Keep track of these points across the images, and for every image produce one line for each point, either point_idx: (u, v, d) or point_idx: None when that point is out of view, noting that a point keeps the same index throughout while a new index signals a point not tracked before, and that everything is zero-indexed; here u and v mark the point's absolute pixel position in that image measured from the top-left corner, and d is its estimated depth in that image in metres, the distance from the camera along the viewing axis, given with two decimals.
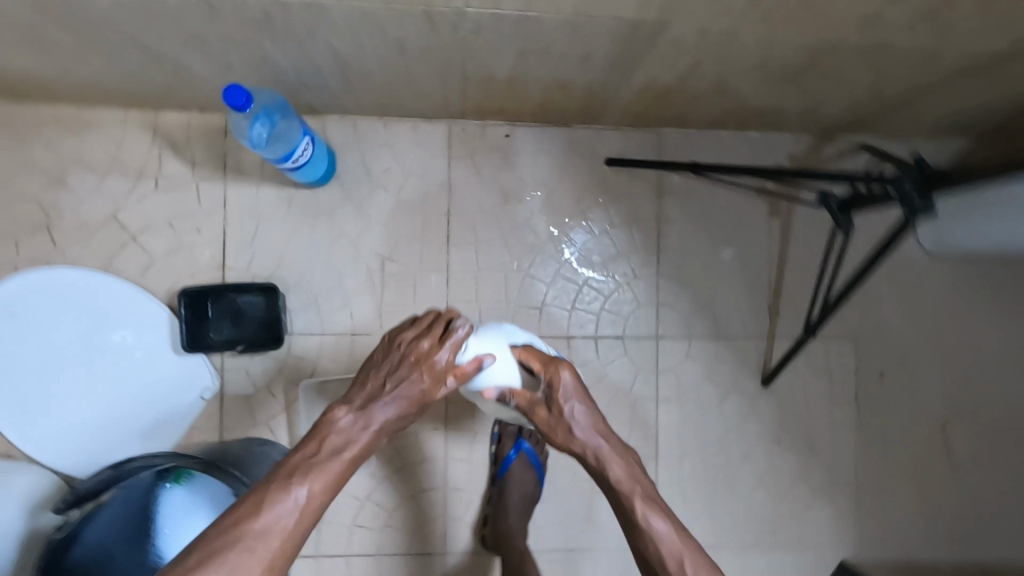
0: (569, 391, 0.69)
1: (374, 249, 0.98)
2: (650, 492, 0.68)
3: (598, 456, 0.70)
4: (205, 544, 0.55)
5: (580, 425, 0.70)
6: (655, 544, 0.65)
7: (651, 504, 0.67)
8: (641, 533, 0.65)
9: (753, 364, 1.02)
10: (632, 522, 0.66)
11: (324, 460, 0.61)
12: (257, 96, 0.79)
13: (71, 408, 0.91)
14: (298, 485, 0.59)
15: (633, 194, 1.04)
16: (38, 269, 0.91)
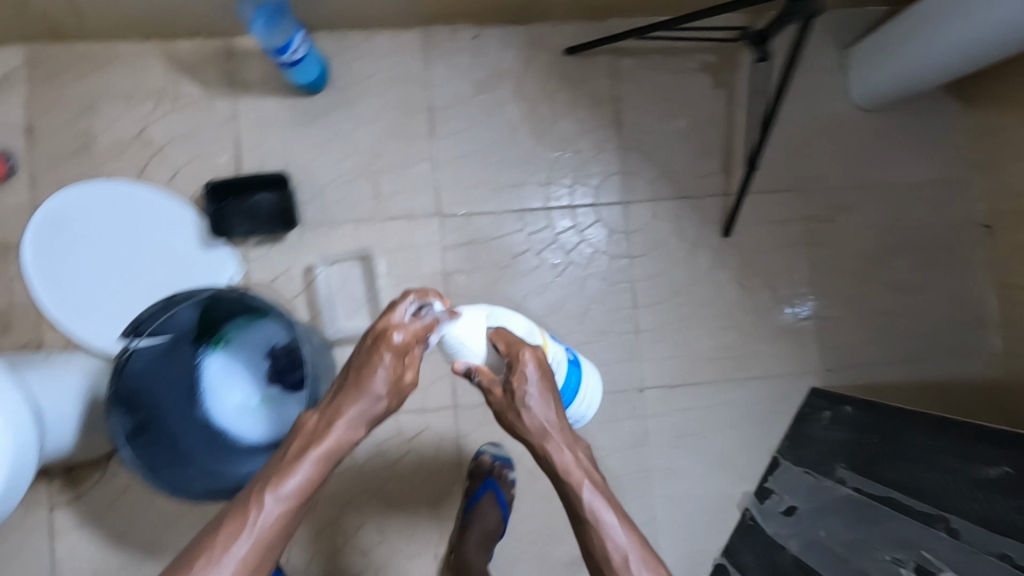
0: (531, 378, 0.65)
1: (368, 143, 1.12)
2: (604, 492, 0.66)
3: (554, 439, 0.66)
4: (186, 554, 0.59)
5: (536, 409, 0.65)
6: (601, 539, 0.64)
7: (608, 512, 0.65)
8: (590, 530, 0.65)
9: (713, 218, 1.17)
10: (595, 532, 0.64)
11: (289, 474, 0.60)
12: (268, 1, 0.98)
13: (119, 300, 1.06)
14: (257, 509, 0.59)
15: (593, 79, 1.16)
16: (83, 186, 1.07)
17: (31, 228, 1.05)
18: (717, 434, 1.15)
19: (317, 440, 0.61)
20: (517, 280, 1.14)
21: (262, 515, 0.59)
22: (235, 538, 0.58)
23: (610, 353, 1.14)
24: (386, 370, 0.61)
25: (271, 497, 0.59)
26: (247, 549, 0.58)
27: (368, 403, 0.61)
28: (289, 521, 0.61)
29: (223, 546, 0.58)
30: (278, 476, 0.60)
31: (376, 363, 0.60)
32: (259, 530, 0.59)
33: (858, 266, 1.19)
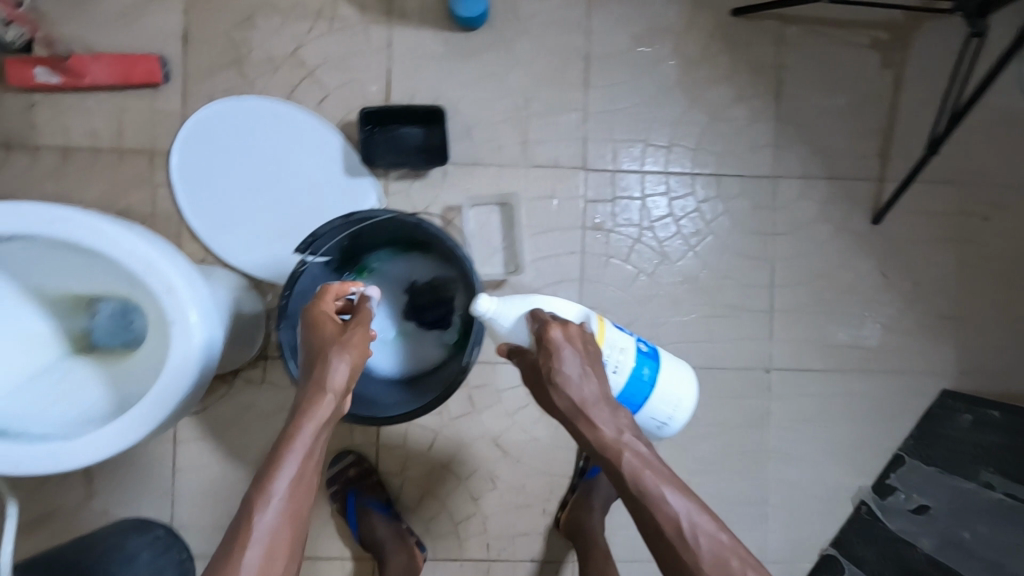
0: (570, 354, 0.72)
1: (520, 87, 1.09)
2: (646, 458, 0.71)
3: (595, 411, 0.72)
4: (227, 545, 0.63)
5: (570, 386, 0.72)
6: (655, 510, 0.69)
7: (654, 477, 0.70)
8: (645, 503, 0.70)
9: (864, 204, 1.12)
10: (646, 499, 0.70)
11: (282, 470, 0.64)
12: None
13: (259, 219, 1.05)
14: (275, 494, 0.64)
15: (757, 44, 1.11)
16: (235, 100, 1.05)
17: (183, 137, 1.05)
18: (839, 424, 1.12)
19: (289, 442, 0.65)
20: (654, 245, 1.11)
21: (264, 515, 0.63)
22: (247, 538, 0.62)
23: (741, 329, 1.11)
24: (342, 368, 0.68)
25: (275, 494, 0.63)
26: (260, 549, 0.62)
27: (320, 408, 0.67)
28: (294, 519, 0.65)
29: (237, 549, 0.61)
30: (268, 477, 0.64)
31: (325, 363, 0.68)
32: (263, 530, 0.62)
33: (1007, 269, 1.14)
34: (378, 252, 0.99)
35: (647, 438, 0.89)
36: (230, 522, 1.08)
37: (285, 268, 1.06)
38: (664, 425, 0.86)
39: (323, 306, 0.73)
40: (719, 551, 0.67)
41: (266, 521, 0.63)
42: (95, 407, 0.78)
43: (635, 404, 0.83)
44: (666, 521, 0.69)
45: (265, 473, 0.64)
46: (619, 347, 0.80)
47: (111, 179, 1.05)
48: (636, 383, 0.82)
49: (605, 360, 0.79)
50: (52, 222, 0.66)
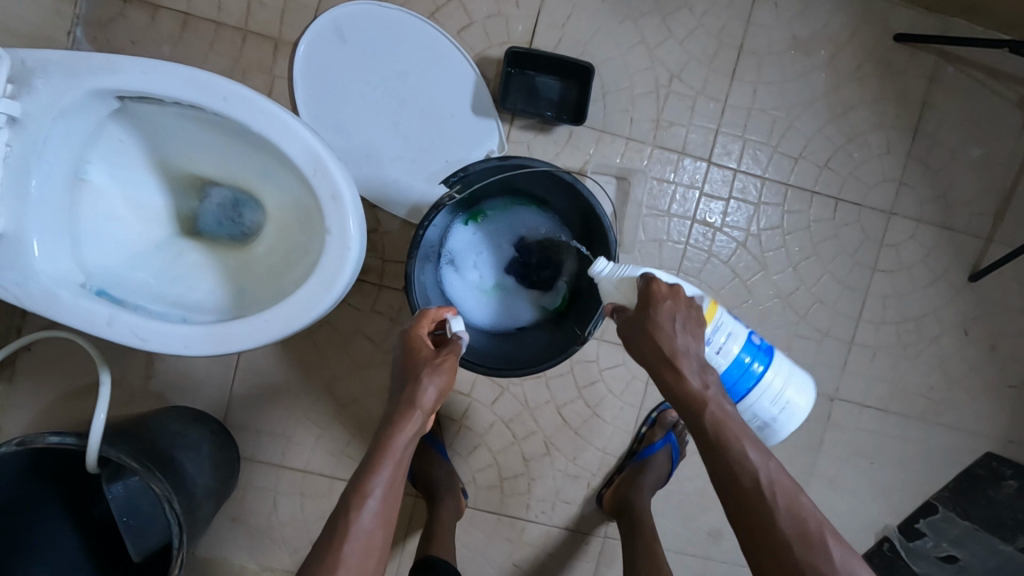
0: (672, 311, 0.62)
1: (668, 64, 1.05)
2: (730, 413, 0.61)
3: (685, 363, 0.61)
4: (317, 550, 0.63)
5: (667, 340, 0.62)
6: (739, 470, 0.59)
7: (737, 431, 0.60)
8: (720, 463, 0.60)
9: (967, 260, 1.12)
10: (723, 452, 0.59)
11: (375, 481, 0.64)
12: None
13: (374, 136, 1.01)
14: (365, 503, 0.64)
15: (910, 75, 1.08)
16: (375, 5, 1.00)
17: (313, 31, 0.99)
18: (885, 463, 1.15)
19: (382, 452, 0.65)
20: (756, 252, 1.10)
21: (361, 516, 0.63)
22: (344, 536, 0.63)
23: (818, 353, 1.12)
24: (433, 390, 0.68)
25: (369, 498, 0.64)
26: (354, 550, 0.63)
27: (414, 422, 0.67)
28: (385, 523, 0.65)
29: (334, 548, 0.62)
30: (363, 480, 0.64)
31: (418, 384, 0.67)
32: (361, 530, 0.63)
33: None
34: (497, 200, 0.97)
35: (754, 444, 0.72)
36: (282, 431, 1.07)
37: (392, 192, 1.02)
38: (768, 427, 0.70)
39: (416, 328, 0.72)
40: (799, 514, 0.57)
41: (362, 521, 0.63)
42: (206, 294, 0.76)
43: (734, 395, 0.67)
44: (742, 478, 0.59)
45: (360, 479, 0.65)
46: (727, 328, 0.66)
47: (230, 58, 1.00)
48: (738, 373, 0.66)
49: (708, 337, 0.65)
50: (230, 97, 0.63)
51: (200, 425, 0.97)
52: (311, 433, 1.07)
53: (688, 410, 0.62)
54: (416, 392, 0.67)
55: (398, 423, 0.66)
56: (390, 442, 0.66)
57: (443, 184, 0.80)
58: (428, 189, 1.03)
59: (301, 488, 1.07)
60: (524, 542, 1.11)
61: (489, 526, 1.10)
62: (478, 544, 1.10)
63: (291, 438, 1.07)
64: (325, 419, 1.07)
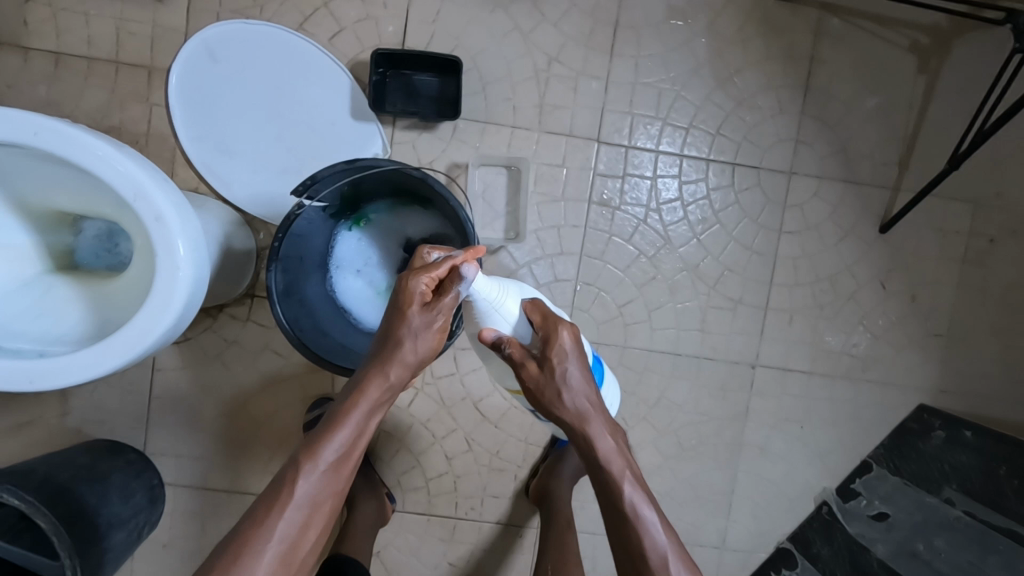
0: (574, 359, 0.66)
1: (544, 47, 1.05)
2: (637, 479, 0.70)
3: (594, 423, 0.68)
4: (268, 498, 0.64)
5: (576, 391, 0.67)
6: (644, 536, 0.68)
7: (644, 502, 0.69)
8: (631, 525, 0.68)
9: (876, 211, 1.10)
10: (632, 521, 0.68)
11: (340, 431, 0.66)
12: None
13: (257, 153, 1.02)
14: (324, 454, 0.65)
15: (795, 31, 1.07)
16: (241, 22, 1.00)
17: (182, 55, 0.99)
18: (816, 426, 1.13)
19: (340, 422, 0.66)
20: (658, 228, 1.09)
21: (306, 484, 0.64)
22: (286, 502, 0.63)
23: (733, 322, 1.11)
24: (415, 347, 0.66)
25: (319, 466, 0.64)
26: (306, 499, 0.64)
27: (381, 392, 0.67)
28: (343, 474, 0.66)
29: (271, 514, 0.63)
30: (318, 448, 0.65)
31: (399, 346, 0.66)
32: (302, 498, 0.64)
33: (1002, 292, 1.13)
34: (377, 203, 0.97)
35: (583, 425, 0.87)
36: (203, 453, 1.07)
37: (280, 206, 1.03)
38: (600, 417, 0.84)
39: (408, 279, 0.65)
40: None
41: (304, 489, 0.64)
42: (70, 326, 0.77)
43: None
44: (651, 552, 0.67)
45: (314, 447, 0.65)
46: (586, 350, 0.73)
47: (106, 92, 1.01)
48: None
49: None
50: (40, 132, 0.64)
51: (114, 456, 0.98)
52: (232, 452, 1.08)
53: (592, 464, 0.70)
54: (399, 346, 0.66)
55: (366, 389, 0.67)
56: (350, 412, 0.67)
57: (292, 194, 0.80)
58: None
59: (228, 507, 1.08)
60: (457, 541, 1.11)
61: (419, 527, 1.10)
62: (411, 547, 1.10)
63: (213, 459, 1.08)
64: (245, 438, 1.08)
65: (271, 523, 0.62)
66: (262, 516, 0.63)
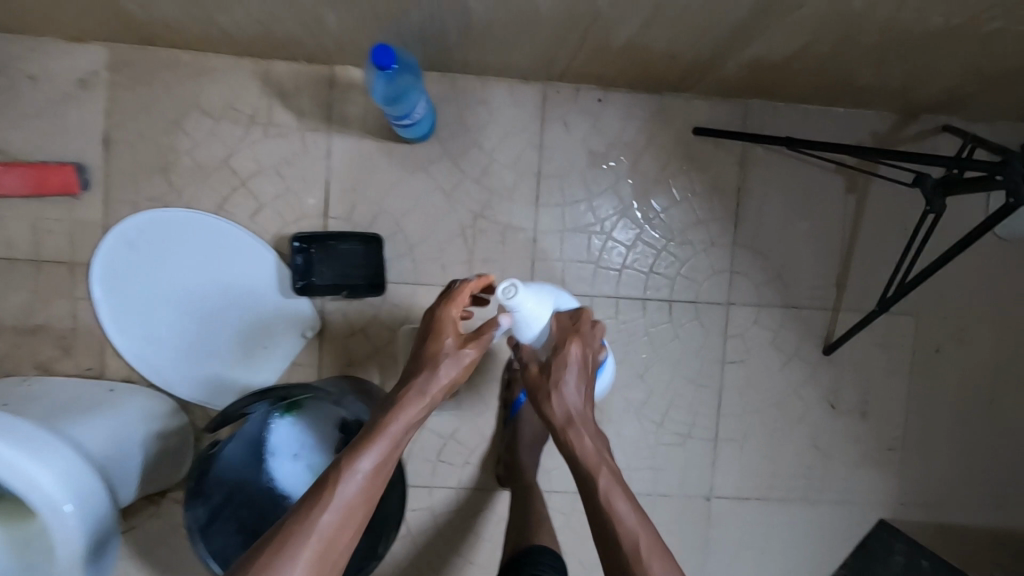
0: (580, 361, 0.75)
1: (468, 204, 1.04)
2: (618, 475, 0.74)
3: (584, 429, 0.75)
4: (295, 515, 0.66)
5: (570, 394, 0.75)
6: (619, 527, 0.72)
7: (624, 488, 0.74)
8: (605, 518, 0.73)
9: (818, 333, 1.09)
10: (607, 515, 0.73)
11: (381, 440, 0.69)
12: (406, 63, 0.82)
13: (185, 338, 1.01)
14: (360, 462, 0.68)
15: (719, 163, 1.06)
16: (158, 211, 0.99)
17: (101, 252, 0.99)
18: (777, 552, 1.12)
19: (376, 436, 0.69)
20: None
21: (345, 486, 0.67)
22: (326, 501, 0.66)
23: (684, 456, 1.09)
24: (446, 379, 0.73)
25: (359, 472, 0.67)
26: (342, 502, 0.66)
27: (410, 407, 0.71)
28: (376, 483, 0.69)
29: (312, 511, 0.65)
30: (360, 451, 0.68)
31: (432, 373, 0.72)
32: (342, 498, 0.66)
33: (957, 401, 1.12)
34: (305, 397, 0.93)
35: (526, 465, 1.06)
36: None
37: (214, 388, 1.02)
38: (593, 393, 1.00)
39: (463, 289, 0.74)
40: None
41: (365, 465, 0.68)
42: None
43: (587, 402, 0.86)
44: (627, 543, 0.71)
45: (381, 424, 0.70)
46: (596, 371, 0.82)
47: (28, 291, 0.99)
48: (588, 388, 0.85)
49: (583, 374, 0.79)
50: None
51: None
52: None
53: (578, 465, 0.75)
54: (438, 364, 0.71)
55: (422, 376, 0.72)
56: (389, 424, 0.70)
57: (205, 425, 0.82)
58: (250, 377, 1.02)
59: None
60: None
61: None
62: None
63: None
64: None
65: (311, 525, 0.65)
66: (293, 529, 0.65)
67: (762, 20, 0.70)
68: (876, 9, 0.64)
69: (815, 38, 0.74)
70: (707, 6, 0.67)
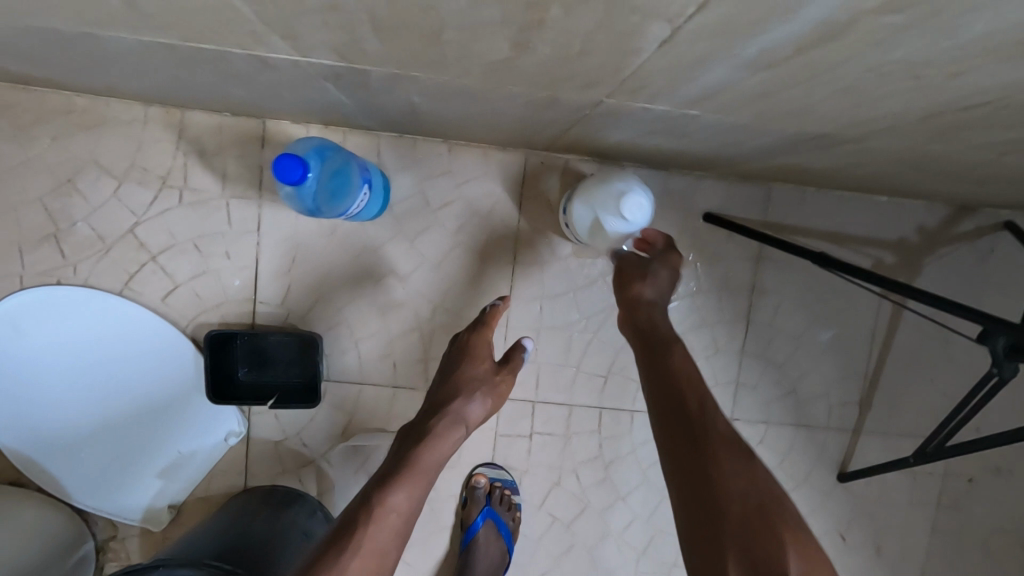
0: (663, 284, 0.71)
1: (427, 293, 0.86)
2: (740, 448, 0.56)
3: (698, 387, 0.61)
4: (322, 565, 0.52)
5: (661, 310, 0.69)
6: (742, 492, 0.53)
7: (748, 455, 0.56)
8: (724, 479, 0.53)
9: (832, 458, 0.93)
10: (719, 470, 0.54)
11: (409, 482, 0.59)
12: (318, 178, 0.65)
13: (81, 440, 0.84)
14: (392, 493, 0.58)
15: (731, 257, 0.88)
16: (45, 289, 0.81)
17: None
18: None
19: (412, 468, 0.60)
20: (576, 491, 0.92)
21: (389, 516, 0.56)
22: (356, 547, 0.53)
23: None
24: (478, 407, 0.70)
25: (392, 507, 0.57)
26: (373, 546, 0.54)
27: (448, 439, 0.65)
28: (407, 529, 0.58)
29: (346, 555, 0.53)
30: (391, 488, 0.58)
31: (464, 402, 0.69)
32: (374, 544, 0.54)
33: (984, 540, 0.97)
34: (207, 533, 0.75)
35: None
36: None
37: (118, 497, 0.86)
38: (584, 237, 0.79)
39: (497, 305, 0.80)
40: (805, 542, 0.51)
41: (399, 500, 0.58)
42: None
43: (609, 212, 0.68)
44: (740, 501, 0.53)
45: (415, 452, 0.62)
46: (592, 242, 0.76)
47: None
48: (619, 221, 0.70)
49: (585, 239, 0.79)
50: None
51: None
52: None
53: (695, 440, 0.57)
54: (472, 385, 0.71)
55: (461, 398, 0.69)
56: (422, 458, 0.62)
57: None
58: (164, 485, 0.87)
59: None
60: None
61: None
62: None
63: None
64: None
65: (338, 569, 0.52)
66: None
67: (805, 141, 0.52)
68: (967, 149, 0.46)
69: (872, 158, 0.55)
70: (731, 126, 0.48)
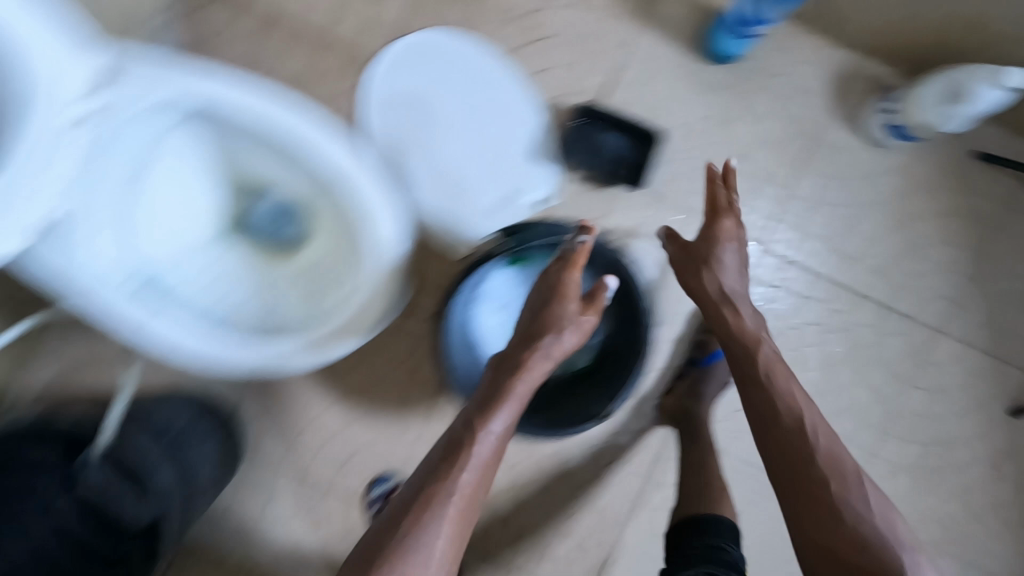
0: (733, 249, 0.81)
1: (737, 141, 1.04)
2: (834, 443, 0.69)
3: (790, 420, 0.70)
4: (425, 490, 0.65)
5: (732, 275, 0.81)
6: (837, 501, 0.65)
7: (847, 472, 0.66)
8: (826, 494, 0.65)
9: (1010, 393, 1.08)
10: (809, 514, 0.65)
11: (501, 418, 0.70)
12: None
13: (430, 161, 0.99)
14: (488, 423, 0.70)
15: (985, 195, 1.05)
16: (448, 36, 1.00)
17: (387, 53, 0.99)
18: None
19: (502, 399, 0.71)
20: (795, 347, 1.06)
21: (467, 476, 0.66)
22: (451, 491, 0.65)
23: None
24: (568, 341, 0.76)
25: (477, 453, 0.68)
26: (463, 489, 0.66)
27: (541, 353, 0.74)
28: (484, 483, 0.68)
29: (452, 469, 0.66)
30: (479, 431, 0.69)
31: (558, 337, 0.75)
32: (465, 484, 0.66)
33: None
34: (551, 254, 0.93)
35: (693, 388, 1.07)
36: (285, 436, 1.05)
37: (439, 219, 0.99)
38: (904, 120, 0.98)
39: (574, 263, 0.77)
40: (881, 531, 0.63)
41: (496, 425, 0.70)
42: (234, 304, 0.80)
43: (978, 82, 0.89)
44: (845, 529, 0.63)
45: (507, 384, 0.72)
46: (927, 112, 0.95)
47: (308, 63, 1.01)
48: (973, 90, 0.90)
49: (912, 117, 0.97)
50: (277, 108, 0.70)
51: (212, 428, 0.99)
52: (316, 445, 1.06)
53: (797, 480, 0.67)
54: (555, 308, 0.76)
55: (515, 373, 0.73)
56: (512, 387, 0.72)
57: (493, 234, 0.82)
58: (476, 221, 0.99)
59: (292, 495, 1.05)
60: None
61: None
62: None
63: (296, 447, 1.06)
64: (333, 433, 1.06)
65: (433, 511, 0.63)
66: (434, 502, 0.64)
67: None
68: None
69: None
70: None
